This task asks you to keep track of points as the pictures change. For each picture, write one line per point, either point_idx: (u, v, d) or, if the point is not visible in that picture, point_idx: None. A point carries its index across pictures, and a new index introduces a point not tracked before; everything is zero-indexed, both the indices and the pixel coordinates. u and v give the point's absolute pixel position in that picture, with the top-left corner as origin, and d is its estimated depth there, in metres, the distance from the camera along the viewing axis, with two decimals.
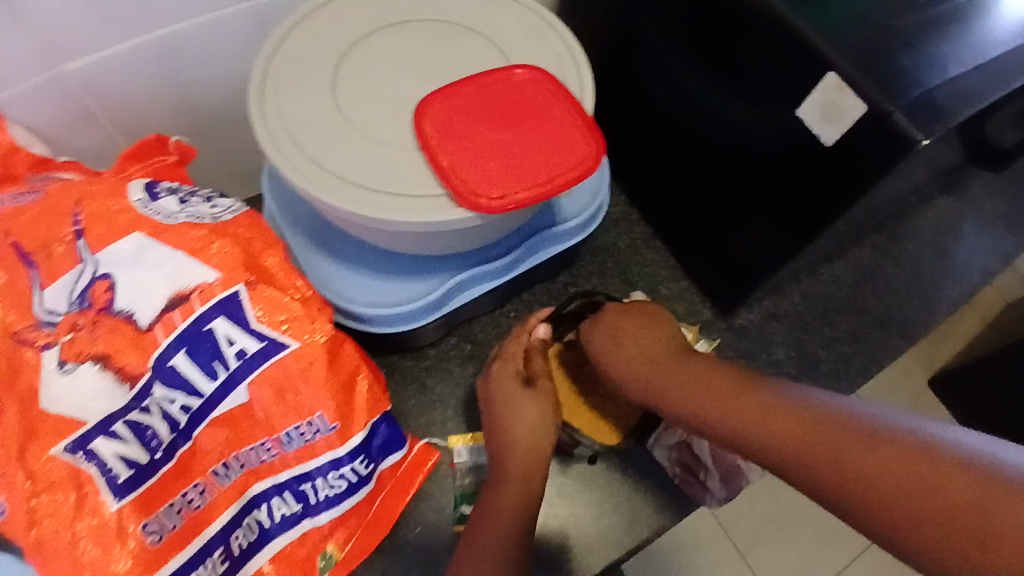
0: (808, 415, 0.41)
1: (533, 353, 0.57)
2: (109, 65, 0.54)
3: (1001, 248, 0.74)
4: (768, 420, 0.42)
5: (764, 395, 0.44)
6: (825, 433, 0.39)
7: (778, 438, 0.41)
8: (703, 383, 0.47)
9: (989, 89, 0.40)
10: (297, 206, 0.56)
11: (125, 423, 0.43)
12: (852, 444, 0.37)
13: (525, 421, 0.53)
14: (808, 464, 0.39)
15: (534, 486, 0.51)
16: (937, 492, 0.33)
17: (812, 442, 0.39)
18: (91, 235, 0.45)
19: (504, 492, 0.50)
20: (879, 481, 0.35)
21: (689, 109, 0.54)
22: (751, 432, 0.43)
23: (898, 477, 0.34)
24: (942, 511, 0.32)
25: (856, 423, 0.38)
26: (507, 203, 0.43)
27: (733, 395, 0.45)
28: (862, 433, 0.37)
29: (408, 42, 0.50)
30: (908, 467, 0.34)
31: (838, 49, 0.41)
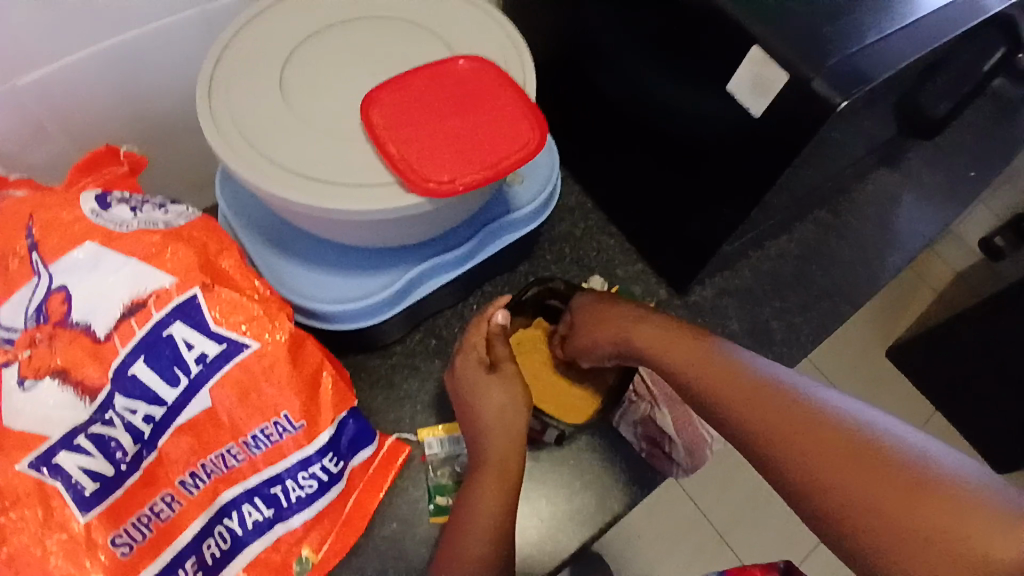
0: (791, 403, 0.42)
1: (494, 340, 0.56)
2: (61, 81, 0.54)
3: (939, 218, 0.75)
4: (754, 400, 0.43)
5: (747, 377, 0.45)
6: (804, 427, 0.40)
7: (764, 424, 0.42)
8: (686, 360, 0.48)
9: (903, 52, 0.42)
10: (252, 209, 0.56)
11: (88, 435, 0.43)
12: (831, 443, 0.39)
13: (496, 409, 0.53)
14: (790, 455, 0.40)
15: (511, 469, 0.51)
16: (907, 504, 0.35)
17: (795, 435, 0.40)
18: (45, 246, 0.44)
19: (481, 482, 0.50)
20: (857, 488, 0.37)
21: (629, 88, 0.55)
22: (737, 412, 0.44)
23: (874, 482, 0.37)
24: (910, 521, 0.35)
25: (836, 422, 0.40)
26: (458, 186, 0.43)
27: (719, 377, 0.46)
28: (843, 431, 0.39)
29: (352, 39, 0.49)
30: (882, 473, 0.37)
31: (762, 24, 0.42)
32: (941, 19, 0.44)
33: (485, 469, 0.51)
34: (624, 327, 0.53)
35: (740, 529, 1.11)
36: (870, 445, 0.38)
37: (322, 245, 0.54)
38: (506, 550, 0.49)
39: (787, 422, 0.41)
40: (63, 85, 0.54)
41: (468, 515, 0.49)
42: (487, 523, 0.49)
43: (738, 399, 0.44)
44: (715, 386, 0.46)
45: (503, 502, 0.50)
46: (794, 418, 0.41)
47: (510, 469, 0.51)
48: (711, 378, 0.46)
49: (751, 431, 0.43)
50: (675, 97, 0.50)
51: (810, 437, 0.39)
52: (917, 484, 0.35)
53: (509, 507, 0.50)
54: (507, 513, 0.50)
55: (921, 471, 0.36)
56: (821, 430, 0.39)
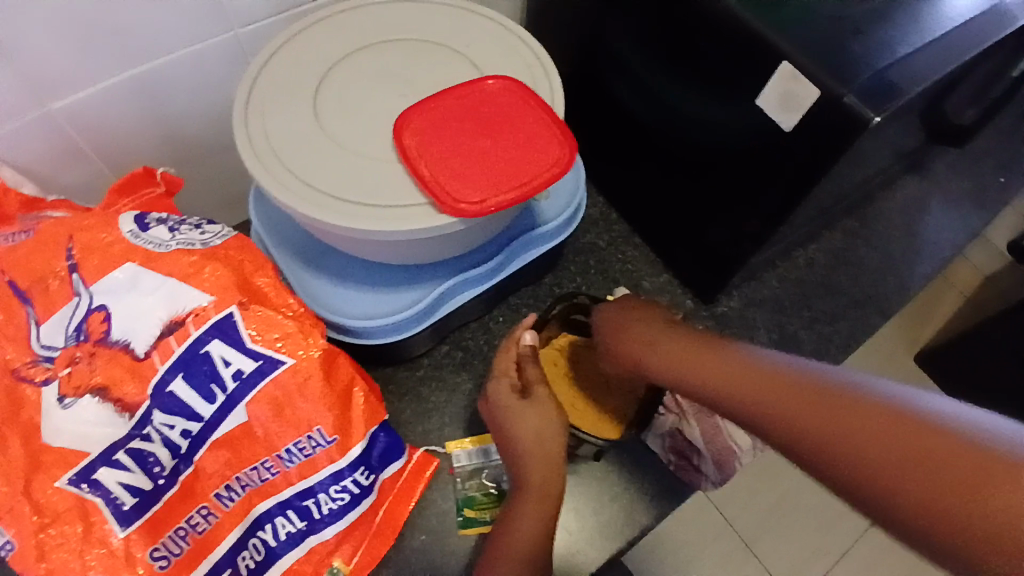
0: (809, 383, 0.36)
1: (525, 362, 0.56)
2: (99, 104, 0.55)
3: (969, 224, 0.75)
4: (768, 388, 0.38)
5: (744, 359, 0.41)
6: (805, 394, 0.36)
7: (763, 402, 0.37)
8: (682, 351, 0.46)
9: (934, 66, 0.42)
10: (284, 226, 0.57)
11: (127, 450, 0.44)
12: (830, 407, 0.34)
13: (534, 431, 0.52)
14: (804, 433, 0.34)
15: (551, 490, 0.50)
16: (922, 451, 0.29)
17: (814, 416, 0.34)
18: (84, 268, 0.46)
19: (522, 505, 0.50)
20: (860, 443, 0.32)
21: (653, 104, 0.55)
22: (731, 390, 0.40)
23: (877, 424, 0.32)
24: (920, 458, 0.29)
25: (837, 388, 0.35)
26: (488, 207, 0.43)
27: (717, 362, 0.42)
28: (860, 403, 0.33)
29: (382, 61, 0.50)
30: (883, 427, 0.31)
31: (790, 40, 0.42)
32: (972, 31, 0.44)
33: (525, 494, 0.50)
34: (643, 328, 0.52)
35: (767, 539, 1.10)
36: (891, 411, 0.32)
37: (353, 261, 0.55)
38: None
39: (805, 404, 0.35)
40: (98, 109, 0.56)
41: (510, 540, 0.49)
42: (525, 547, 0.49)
43: (749, 388, 0.39)
44: (724, 381, 0.41)
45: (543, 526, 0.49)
46: (792, 389, 0.36)
47: (551, 490, 0.50)
48: (722, 376, 0.41)
49: (763, 421, 0.37)
50: (699, 111, 0.51)
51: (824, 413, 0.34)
52: (933, 432, 0.29)
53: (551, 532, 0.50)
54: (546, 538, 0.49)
55: (929, 415, 0.30)
56: (837, 403, 0.34)
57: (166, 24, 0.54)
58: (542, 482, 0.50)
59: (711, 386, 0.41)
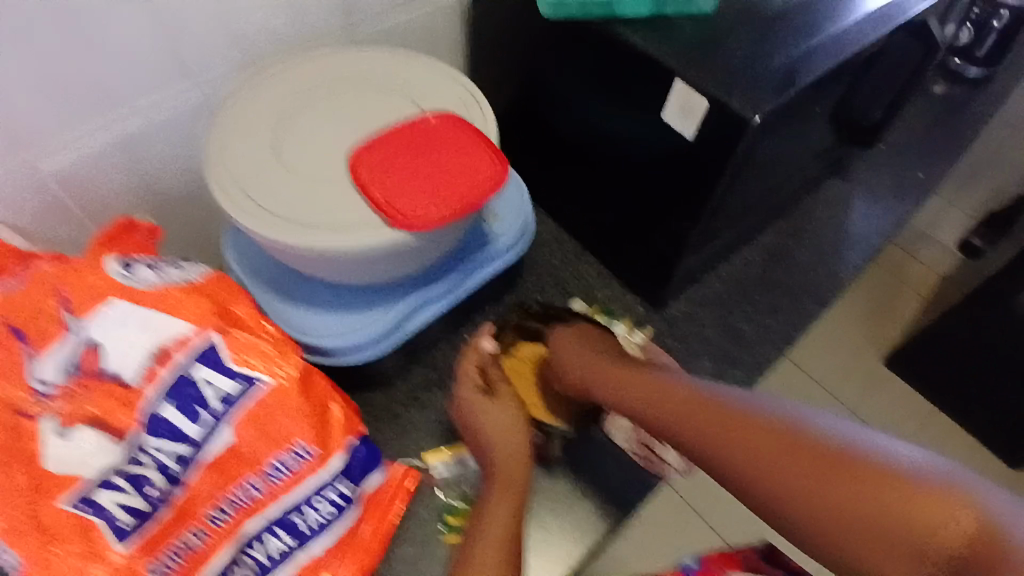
0: (759, 421, 0.42)
1: (485, 366, 0.63)
2: (80, 163, 0.60)
3: (891, 216, 0.81)
4: (727, 424, 0.43)
5: (700, 399, 0.47)
6: (751, 433, 0.41)
7: (715, 442, 0.43)
8: (644, 388, 0.52)
9: (806, 72, 0.49)
10: (257, 260, 0.61)
11: (122, 475, 0.48)
12: (773, 447, 0.40)
13: (499, 424, 0.59)
14: (760, 471, 0.40)
15: (516, 478, 0.55)
16: (853, 489, 0.35)
17: (763, 452, 0.40)
18: (79, 306, 0.49)
19: (492, 491, 0.54)
20: (800, 482, 0.37)
21: (581, 128, 0.62)
22: (687, 431, 0.46)
23: (815, 464, 0.37)
24: (851, 493, 0.35)
25: (778, 427, 0.41)
26: (435, 222, 0.49)
27: (674, 401, 0.48)
28: (805, 439, 0.39)
29: (334, 105, 0.56)
30: (819, 465, 0.37)
31: (683, 61, 0.49)
32: (839, 40, 0.51)
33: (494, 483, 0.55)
34: (600, 360, 0.58)
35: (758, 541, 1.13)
36: (838, 450, 0.37)
37: (321, 287, 0.60)
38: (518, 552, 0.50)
39: (756, 439, 0.41)
40: (79, 168, 0.61)
41: (485, 518, 0.52)
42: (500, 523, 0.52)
43: (710, 426, 0.44)
44: (688, 417, 0.46)
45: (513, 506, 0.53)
46: (740, 428, 0.42)
47: (517, 477, 0.55)
48: (688, 414, 0.46)
49: (716, 459, 0.43)
50: (622, 130, 0.57)
51: (775, 447, 0.40)
52: (864, 471, 0.35)
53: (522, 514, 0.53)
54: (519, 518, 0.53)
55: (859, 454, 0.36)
56: (786, 438, 0.40)
57: (139, 87, 0.59)
58: (507, 470, 0.56)
59: (679, 422, 0.47)
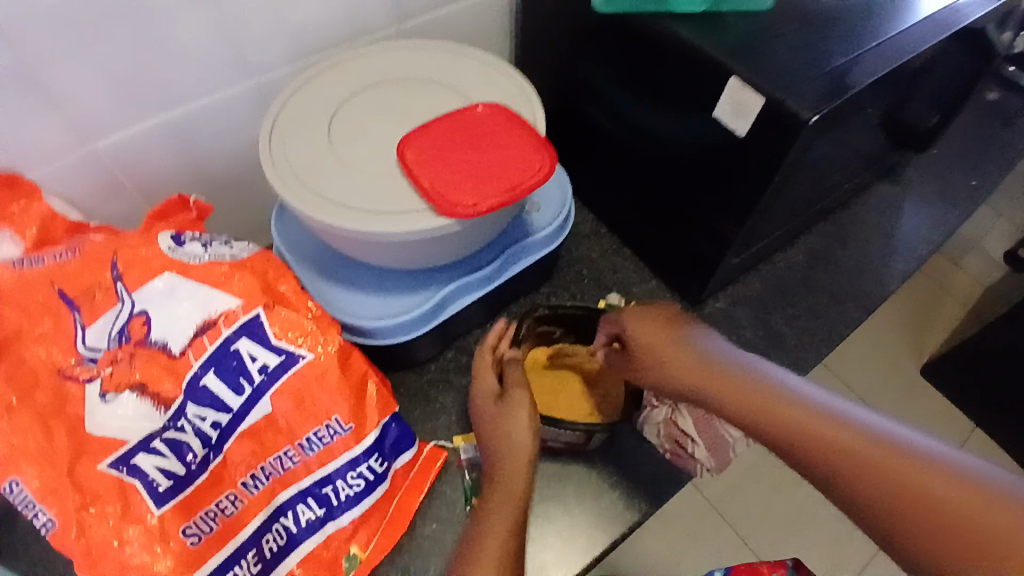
0: (858, 429, 0.42)
1: (504, 369, 0.61)
2: (139, 142, 0.63)
3: (940, 223, 0.80)
4: (822, 429, 0.43)
5: (771, 387, 0.47)
6: (832, 429, 0.43)
7: (791, 430, 0.44)
8: (716, 379, 0.50)
9: (865, 73, 0.48)
10: (303, 241, 0.63)
11: (163, 439, 0.49)
12: (857, 444, 0.41)
13: (512, 432, 0.55)
14: (843, 467, 0.41)
15: (516, 489, 0.52)
16: (944, 497, 0.37)
17: (863, 460, 0.40)
18: (129, 277, 0.51)
19: (491, 502, 0.51)
20: (885, 483, 0.39)
21: (627, 123, 0.62)
22: (758, 418, 0.46)
23: (901, 468, 0.39)
24: (940, 501, 0.37)
25: (860, 428, 0.42)
26: (481, 209, 0.49)
27: (741, 388, 0.48)
28: (910, 462, 0.39)
29: (387, 95, 0.58)
30: (907, 471, 0.39)
31: (737, 60, 0.49)
32: (901, 42, 0.51)
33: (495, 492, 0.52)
34: (677, 353, 0.54)
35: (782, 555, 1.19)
36: (925, 460, 0.39)
37: (365, 272, 0.61)
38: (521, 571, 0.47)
39: (854, 445, 0.41)
40: (138, 145, 0.63)
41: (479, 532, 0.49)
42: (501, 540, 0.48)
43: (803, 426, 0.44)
44: (774, 414, 0.46)
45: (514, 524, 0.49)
46: (819, 423, 0.43)
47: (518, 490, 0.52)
48: (776, 408, 0.46)
49: (790, 445, 0.44)
50: (668, 127, 0.57)
51: (876, 464, 0.40)
52: (953, 484, 0.38)
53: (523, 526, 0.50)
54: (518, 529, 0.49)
55: (947, 468, 0.39)
56: (890, 455, 0.40)
57: (198, 72, 0.61)
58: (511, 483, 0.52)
59: (767, 418, 0.46)
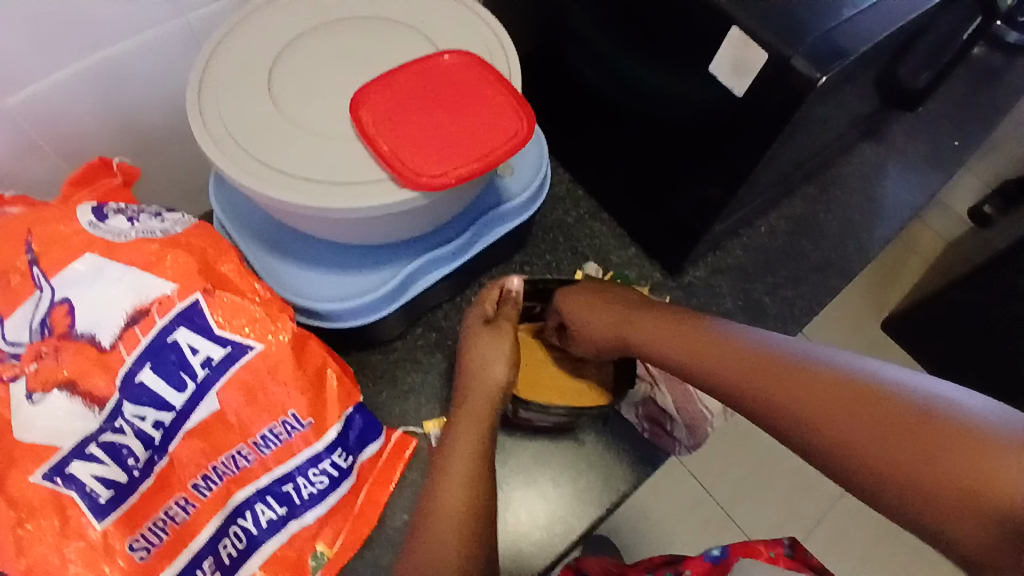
0: (814, 370, 0.40)
1: (504, 303, 0.58)
2: (53, 99, 0.54)
3: (924, 186, 0.77)
4: (802, 392, 0.39)
5: (725, 338, 0.46)
6: (788, 376, 0.40)
7: (746, 376, 0.43)
8: (673, 331, 0.49)
9: (880, 27, 0.43)
10: (248, 212, 0.56)
11: (99, 444, 0.43)
12: (814, 387, 0.39)
13: (492, 354, 0.54)
14: (801, 409, 0.39)
15: (483, 417, 0.51)
16: (898, 431, 0.35)
17: (816, 399, 0.38)
18: (45, 260, 0.44)
19: (457, 427, 0.51)
20: (840, 421, 0.37)
21: (610, 76, 0.56)
22: (711, 366, 0.45)
23: (852, 403, 0.37)
24: (892, 435, 0.35)
25: (820, 369, 0.40)
26: (450, 180, 0.44)
27: (696, 337, 0.47)
28: (870, 398, 0.37)
29: (336, 41, 0.50)
30: (862, 408, 0.36)
31: (741, 7, 0.43)
32: None
33: (460, 419, 0.51)
34: (626, 317, 0.54)
35: (745, 505, 1.21)
36: (885, 394, 0.36)
37: (320, 246, 0.55)
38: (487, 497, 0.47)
39: (810, 387, 0.39)
40: (51, 103, 0.54)
41: (442, 462, 0.48)
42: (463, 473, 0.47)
43: (771, 389, 0.41)
44: (749, 378, 0.42)
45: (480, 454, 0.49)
46: (772, 368, 0.41)
47: (486, 415, 0.52)
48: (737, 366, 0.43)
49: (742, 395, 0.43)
50: (657, 82, 0.51)
51: (841, 407, 0.37)
52: (916, 417, 0.35)
53: (489, 448, 0.50)
54: (485, 454, 0.49)
55: (905, 401, 0.36)
56: (854, 395, 0.37)
57: (115, 14, 0.52)
58: (477, 404, 0.52)
59: (732, 382, 0.43)
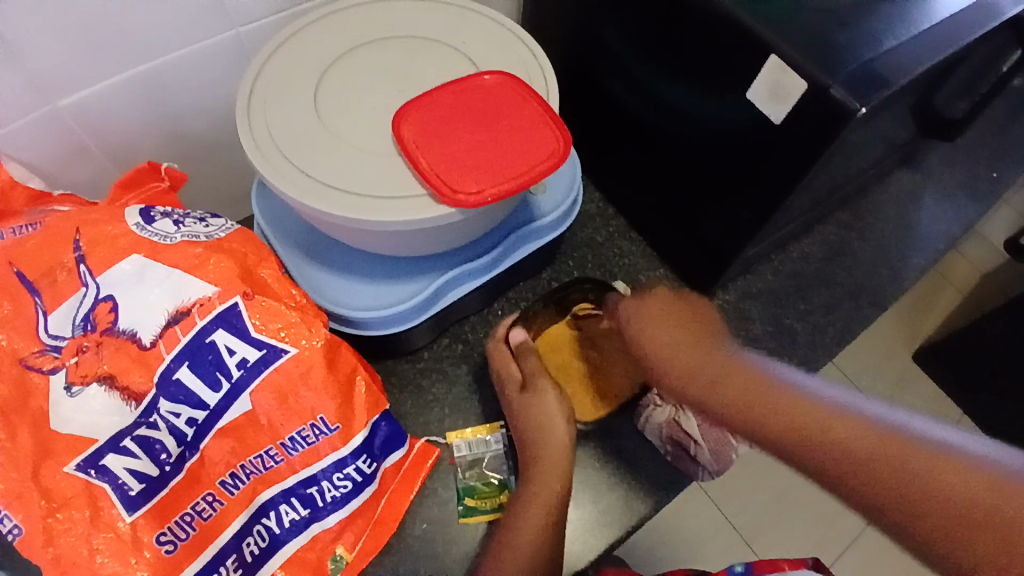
0: (867, 429, 0.43)
1: (522, 357, 0.60)
2: (104, 103, 0.56)
3: (961, 216, 0.76)
4: (861, 446, 0.42)
5: (774, 386, 0.48)
6: (840, 429, 0.43)
7: (798, 427, 0.45)
8: (733, 371, 0.50)
9: (921, 58, 0.43)
10: (286, 219, 0.58)
11: (134, 438, 0.45)
12: (873, 442, 0.42)
13: (547, 415, 0.56)
14: (858, 463, 0.42)
15: (553, 481, 0.54)
16: (953, 491, 0.39)
17: (877, 455, 0.42)
18: (91, 259, 0.46)
19: (528, 494, 0.54)
20: (903, 476, 0.40)
21: (645, 98, 0.57)
22: (763, 412, 0.47)
23: (915, 460, 0.41)
24: (953, 494, 0.39)
25: (873, 429, 0.43)
26: (486, 197, 0.44)
27: (747, 380, 0.49)
28: (912, 452, 0.41)
29: (380, 58, 0.51)
30: (924, 469, 0.40)
31: (779, 35, 0.44)
32: (955, 24, 0.45)
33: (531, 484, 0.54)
34: (686, 345, 0.53)
35: (766, 535, 1.19)
36: (940, 456, 0.41)
37: (355, 255, 0.56)
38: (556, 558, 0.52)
39: (869, 444, 0.42)
40: (102, 107, 0.56)
41: (518, 536, 0.52)
42: (536, 546, 0.51)
43: (822, 440, 0.43)
44: (801, 428, 0.45)
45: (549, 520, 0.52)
46: (824, 422, 0.44)
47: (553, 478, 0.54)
48: (787, 416, 0.45)
49: (793, 442, 0.44)
50: (692, 106, 0.52)
51: (905, 466, 0.41)
52: (964, 479, 0.39)
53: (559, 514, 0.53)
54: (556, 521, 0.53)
55: (956, 464, 0.40)
56: (914, 455, 0.41)
57: (169, 24, 0.55)
58: (547, 469, 0.54)
59: (776, 423, 0.46)
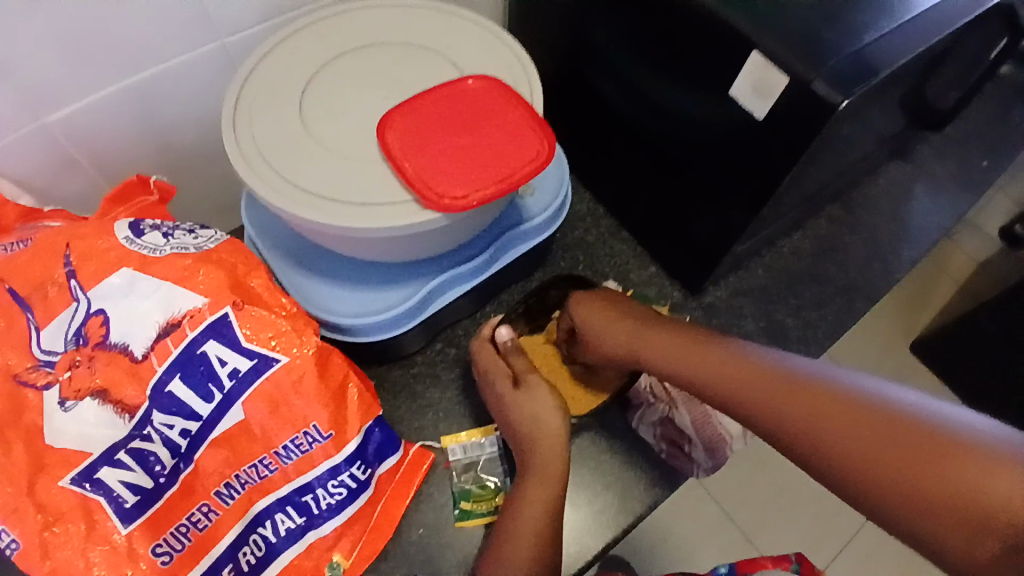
0: (796, 382, 0.44)
1: (510, 356, 0.60)
2: (93, 118, 0.57)
3: (953, 208, 0.76)
4: (781, 402, 0.44)
5: (727, 352, 0.49)
6: (772, 385, 0.45)
7: (744, 391, 0.46)
8: (674, 345, 0.53)
9: (904, 49, 0.43)
10: (276, 227, 0.58)
11: (128, 451, 0.45)
12: (790, 397, 0.44)
13: (540, 409, 0.56)
14: (783, 417, 0.43)
15: (550, 477, 0.54)
16: (901, 447, 0.37)
17: (792, 404, 0.43)
18: (83, 274, 0.46)
19: (524, 490, 0.53)
20: (808, 426, 0.42)
21: (633, 98, 0.57)
22: (709, 377, 0.49)
23: (804, 413, 0.42)
24: (881, 446, 0.38)
25: (800, 382, 0.44)
26: (471, 201, 0.45)
27: (700, 352, 0.51)
28: (858, 406, 0.40)
29: (367, 65, 0.52)
30: (823, 416, 0.41)
31: (762, 31, 0.44)
32: (938, 15, 0.45)
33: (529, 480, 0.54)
34: (624, 325, 0.57)
35: (766, 530, 1.18)
36: (892, 420, 0.39)
37: (343, 262, 0.57)
38: (550, 554, 0.51)
39: (790, 396, 0.43)
40: (91, 121, 0.57)
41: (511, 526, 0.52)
42: (528, 538, 0.51)
43: (761, 401, 0.45)
44: (746, 388, 0.46)
45: (543, 515, 0.52)
46: (767, 380, 0.45)
47: (550, 476, 0.54)
48: (736, 381, 0.47)
49: (735, 401, 0.46)
50: (677, 103, 0.52)
51: (809, 414, 0.42)
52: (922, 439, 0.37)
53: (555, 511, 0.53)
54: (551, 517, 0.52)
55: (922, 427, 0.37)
56: (822, 405, 0.42)
57: (157, 37, 0.55)
58: (545, 466, 0.54)
59: (739, 398, 0.46)
